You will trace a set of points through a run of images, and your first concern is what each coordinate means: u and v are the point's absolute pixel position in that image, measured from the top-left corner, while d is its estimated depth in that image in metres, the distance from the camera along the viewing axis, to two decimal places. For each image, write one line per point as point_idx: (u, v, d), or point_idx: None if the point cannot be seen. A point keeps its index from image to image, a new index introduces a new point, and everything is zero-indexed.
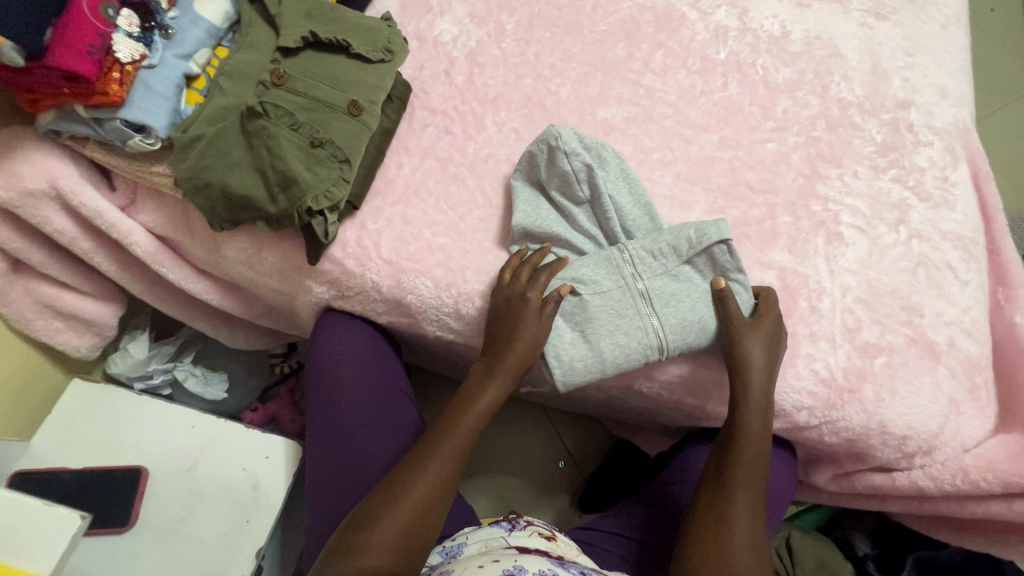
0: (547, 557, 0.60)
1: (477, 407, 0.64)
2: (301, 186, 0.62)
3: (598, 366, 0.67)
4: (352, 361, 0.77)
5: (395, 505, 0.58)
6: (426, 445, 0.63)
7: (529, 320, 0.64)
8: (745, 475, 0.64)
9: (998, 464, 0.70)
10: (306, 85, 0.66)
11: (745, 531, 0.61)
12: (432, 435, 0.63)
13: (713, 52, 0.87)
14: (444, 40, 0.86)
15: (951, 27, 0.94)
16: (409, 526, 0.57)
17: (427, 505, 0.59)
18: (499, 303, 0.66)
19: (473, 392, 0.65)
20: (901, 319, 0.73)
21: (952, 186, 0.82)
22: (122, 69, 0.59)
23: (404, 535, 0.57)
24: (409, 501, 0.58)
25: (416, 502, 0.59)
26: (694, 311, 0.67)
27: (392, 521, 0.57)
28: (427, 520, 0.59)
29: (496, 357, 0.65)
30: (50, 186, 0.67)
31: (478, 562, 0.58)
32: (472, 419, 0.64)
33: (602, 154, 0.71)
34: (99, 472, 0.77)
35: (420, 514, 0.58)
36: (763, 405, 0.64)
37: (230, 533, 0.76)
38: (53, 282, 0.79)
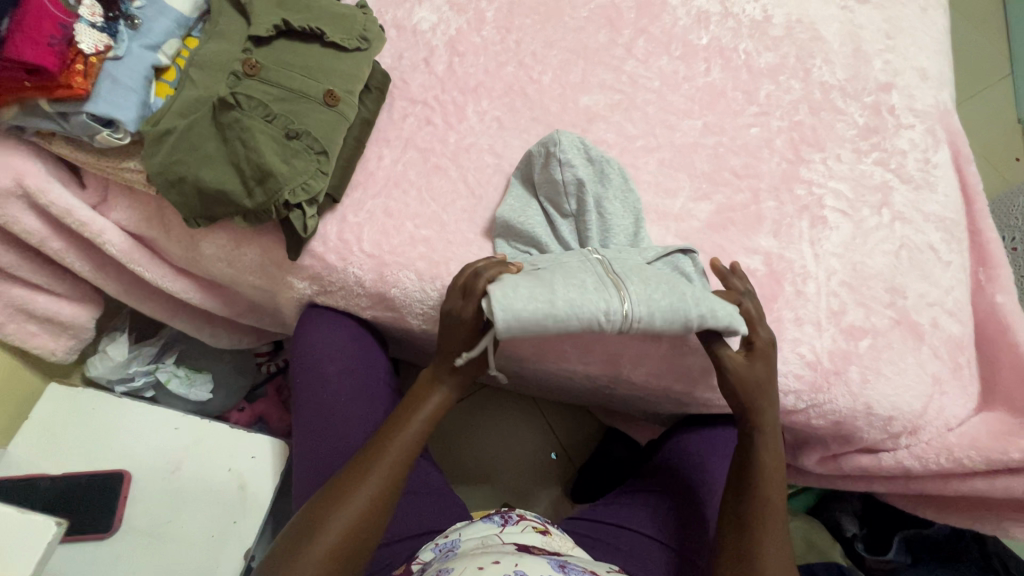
0: (548, 559, 0.58)
1: (431, 406, 0.65)
2: (277, 179, 0.60)
3: (545, 298, 0.58)
4: (331, 354, 0.75)
5: (346, 500, 0.58)
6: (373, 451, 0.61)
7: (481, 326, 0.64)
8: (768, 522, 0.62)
9: (981, 442, 0.70)
10: (280, 75, 0.64)
11: (777, 561, 0.60)
12: (375, 443, 0.62)
13: (695, 37, 0.87)
14: (423, 29, 0.84)
15: (930, 9, 0.94)
16: (353, 531, 0.57)
17: (371, 514, 0.58)
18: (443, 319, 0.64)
19: (426, 395, 0.66)
20: (885, 301, 0.74)
21: (933, 168, 0.83)
22: (85, 61, 0.56)
23: (351, 536, 0.57)
24: (357, 501, 0.58)
25: (366, 502, 0.58)
26: (659, 279, 0.63)
27: (331, 530, 0.56)
28: (368, 525, 0.58)
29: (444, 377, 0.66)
30: (17, 184, 0.64)
31: (477, 564, 0.56)
32: (417, 425, 0.64)
33: (604, 170, 0.70)
34: (79, 477, 0.75)
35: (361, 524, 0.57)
36: (772, 449, 0.66)
37: (216, 535, 0.74)
38: (25, 284, 0.76)
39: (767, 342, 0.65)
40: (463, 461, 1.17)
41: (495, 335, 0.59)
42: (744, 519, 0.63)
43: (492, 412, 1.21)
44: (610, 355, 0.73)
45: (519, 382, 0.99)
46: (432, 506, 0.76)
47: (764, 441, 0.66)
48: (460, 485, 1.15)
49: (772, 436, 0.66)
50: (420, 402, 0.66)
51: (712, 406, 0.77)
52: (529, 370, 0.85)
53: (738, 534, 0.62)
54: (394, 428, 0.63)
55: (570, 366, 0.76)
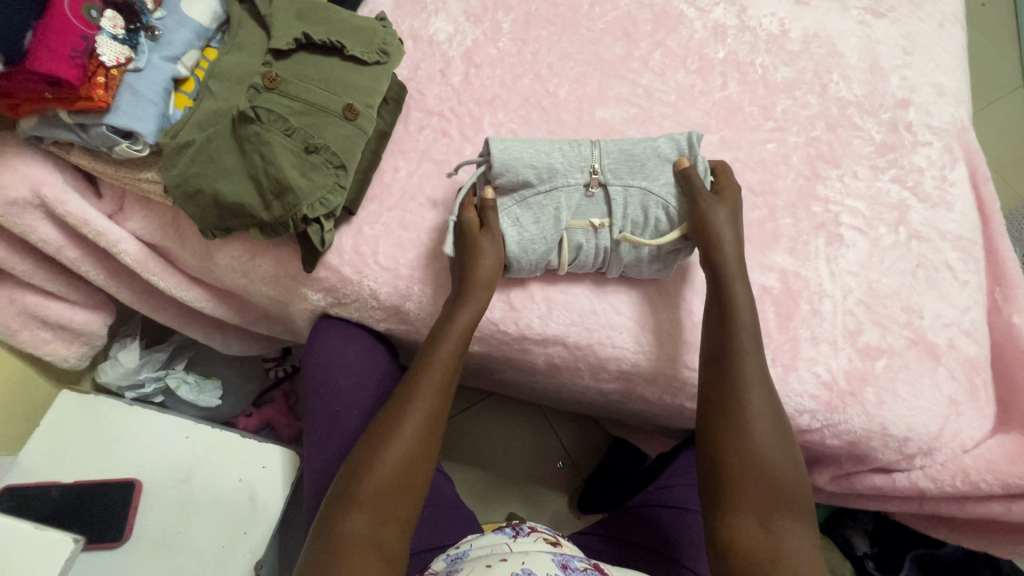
0: (553, 553, 0.61)
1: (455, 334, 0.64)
2: (296, 194, 0.60)
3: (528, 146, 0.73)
4: (334, 366, 0.75)
5: (391, 444, 0.59)
6: (400, 400, 0.62)
7: (482, 246, 0.66)
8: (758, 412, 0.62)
9: (997, 466, 0.70)
10: (300, 89, 0.64)
11: (771, 441, 0.61)
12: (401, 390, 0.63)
13: (712, 50, 0.86)
14: (440, 39, 0.84)
15: (948, 24, 0.93)
16: (403, 471, 0.59)
17: (410, 460, 0.60)
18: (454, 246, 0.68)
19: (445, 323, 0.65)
20: (901, 320, 0.74)
21: (950, 186, 0.82)
22: (106, 73, 0.56)
23: (402, 476, 0.59)
24: (400, 447, 0.59)
25: (409, 444, 0.60)
26: None
27: (375, 482, 0.57)
28: (416, 463, 0.60)
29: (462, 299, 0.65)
30: (34, 194, 0.64)
31: (486, 561, 0.59)
32: (441, 359, 0.63)
33: None
34: (90, 485, 0.75)
35: (403, 472, 0.59)
36: (751, 340, 0.64)
37: (226, 545, 0.74)
38: (39, 291, 0.76)
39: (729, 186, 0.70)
40: (469, 468, 1.16)
41: (489, 146, 0.68)
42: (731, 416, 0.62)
43: (501, 419, 1.20)
44: (623, 374, 0.73)
45: (529, 392, 0.99)
46: (443, 518, 0.76)
47: (742, 339, 0.63)
48: (466, 492, 1.15)
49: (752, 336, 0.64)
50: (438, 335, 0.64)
51: None
52: (540, 382, 0.84)
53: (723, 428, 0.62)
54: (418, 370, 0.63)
55: (582, 382, 0.77)
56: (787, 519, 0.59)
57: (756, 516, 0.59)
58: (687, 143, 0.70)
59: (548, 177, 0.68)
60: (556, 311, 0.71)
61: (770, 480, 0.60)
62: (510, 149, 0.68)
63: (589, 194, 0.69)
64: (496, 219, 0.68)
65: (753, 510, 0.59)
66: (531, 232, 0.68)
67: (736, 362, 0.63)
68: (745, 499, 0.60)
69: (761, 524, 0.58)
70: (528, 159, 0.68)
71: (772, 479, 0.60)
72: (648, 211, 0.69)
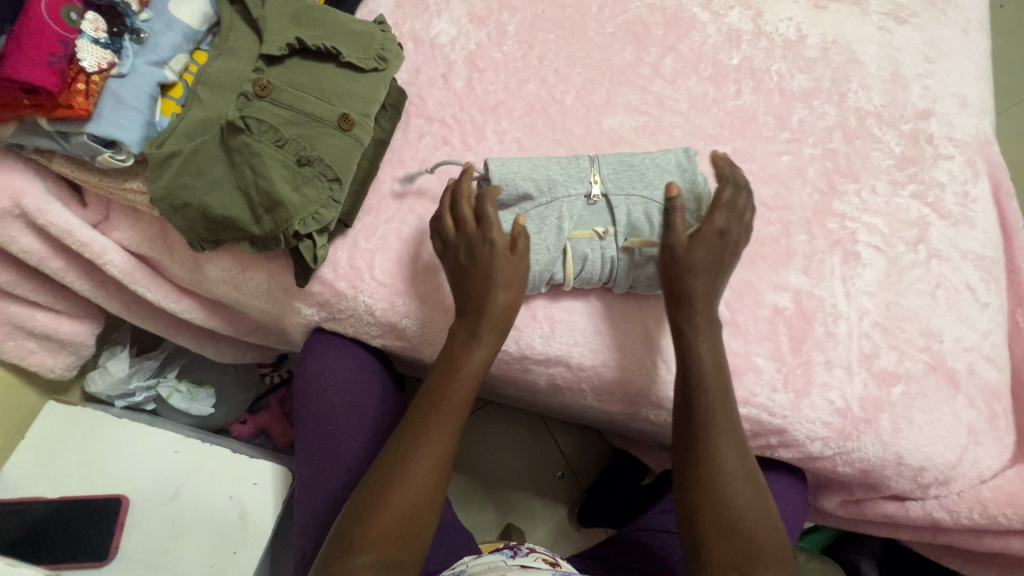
0: (553, 570, 0.60)
1: (469, 365, 0.60)
2: (287, 208, 0.57)
3: None
4: (332, 390, 0.72)
5: (398, 481, 0.56)
6: (411, 432, 0.58)
7: (503, 280, 0.60)
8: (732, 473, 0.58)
9: (1016, 498, 0.67)
10: (293, 97, 0.61)
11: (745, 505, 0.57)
12: (413, 421, 0.59)
13: (726, 56, 0.83)
14: (442, 42, 0.80)
15: (972, 30, 0.89)
16: (410, 510, 0.55)
17: (423, 496, 0.56)
18: (465, 260, 0.61)
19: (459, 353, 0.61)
20: (919, 344, 0.70)
21: (972, 203, 0.79)
22: (87, 79, 0.53)
23: (408, 515, 0.55)
24: (407, 484, 0.56)
25: (418, 481, 0.56)
26: None
27: (387, 518, 0.54)
28: (425, 502, 0.56)
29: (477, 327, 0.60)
30: (15, 204, 0.61)
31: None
32: (457, 389, 0.60)
33: None
34: (76, 502, 0.72)
35: (415, 509, 0.55)
36: (722, 399, 0.60)
37: (215, 565, 0.72)
38: (23, 301, 0.73)
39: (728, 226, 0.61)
40: (469, 478, 1.14)
41: (486, 163, 0.67)
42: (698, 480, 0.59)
43: (500, 427, 1.18)
44: (629, 396, 0.70)
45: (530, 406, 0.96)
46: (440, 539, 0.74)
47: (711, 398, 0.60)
48: (465, 502, 1.13)
49: (722, 395, 0.61)
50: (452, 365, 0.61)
51: None
52: (541, 399, 0.82)
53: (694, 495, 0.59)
54: (433, 401, 0.59)
55: (585, 402, 0.74)
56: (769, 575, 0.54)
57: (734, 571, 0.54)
58: (686, 159, 0.68)
59: (547, 189, 0.66)
60: (559, 330, 0.68)
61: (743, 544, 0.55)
62: (507, 165, 0.66)
63: (590, 204, 0.66)
64: (527, 248, 0.60)
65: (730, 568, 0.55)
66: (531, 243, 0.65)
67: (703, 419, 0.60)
68: (719, 555, 0.56)
69: None
70: (525, 174, 0.66)
71: (746, 533, 0.56)
72: (650, 219, 0.65)
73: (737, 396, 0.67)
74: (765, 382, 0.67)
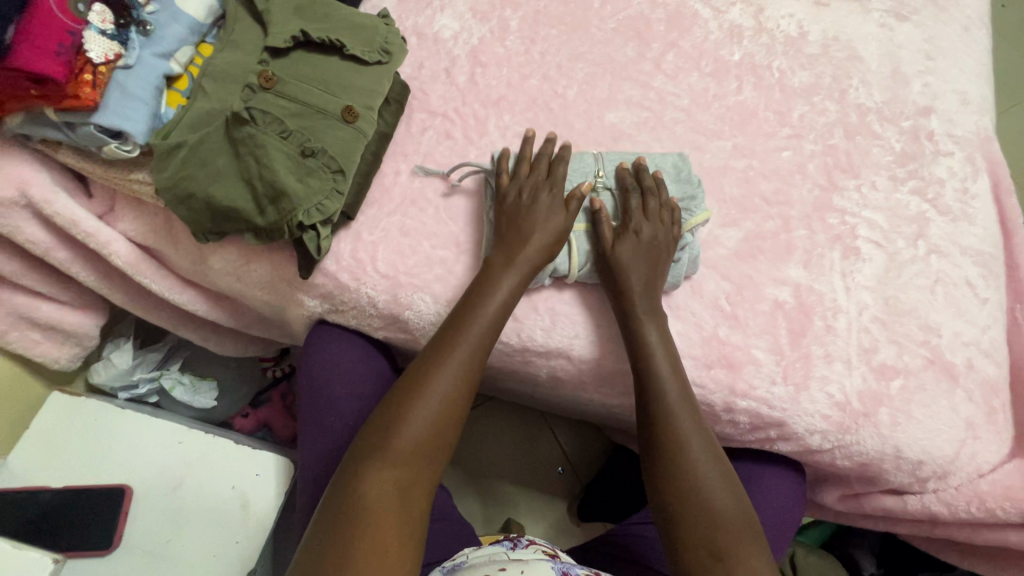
0: (552, 562, 0.61)
1: (500, 288, 0.62)
2: (292, 199, 0.57)
3: None
4: (341, 377, 0.73)
5: (422, 396, 0.56)
6: (422, 367, 0.58)
7: (541, 224, 0.65)
8: (697, 454, 0.60)
9: (1014, 492, 0.68)
10: (298, 89, 0.61)
11: (714, 483, 0.59)
12: (426, 357, 0.59)
13: (727, 53, 0.83)
14: (445, 37, 0.81)
15: (973, 28, 0.90)
16: (431, 428, 0.55)
17: (435, 429, 0.55)
18: (514, 203, 0.66)
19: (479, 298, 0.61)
20: (918, 339, 0.71)
21: (972, 199, 0.79)
22: (94, 70, 0.54)
23: (431, 433, 0.55)
24: (432, 400, 0.56)
25: (442, 397, 0.56)
26: None
27: (398, 447, 0.53)
28: (446, 420, 0.56)
29: (494, 282, 0.62)
30: (21, 194, 0.62)
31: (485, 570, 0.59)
32: (474, 330, 0.60)
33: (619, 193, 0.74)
34: (80, 491, 0.73)
35: (427, 441, 0.55)
36: (678, 384, 0.62)
37: (218, 554, 0.72)
38: (28, 292, 0.74)
39: (651, 230, 0.67)
40: (470, 474, 1.14)
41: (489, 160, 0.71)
42: (665, 462, 0.61)
43: (500, 422, 1.18)
44: (630, 388, 0.71)
45: (532, 400, 0.96)
46: (441, 529, 0.74)
47: (668, 383, 0.62)
48: (465, 498, 1.13)
49: (678, 378, 0.63)
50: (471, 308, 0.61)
51: (731, 441, 0.74)
52: (542, 393, 0.82)
53: (660, 479, 0.60)
54: (447, 339, 0.59)
55: (586, 395, 0.74)
56: (745, 549, 0.55)
57: (706, 552, 0.55)
58: (682, 163, 0.74)
59: None
60: (560, 323, 0.68)
61: (713, 524, 0.56)
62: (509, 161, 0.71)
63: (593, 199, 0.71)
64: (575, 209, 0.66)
65: (704, 546, 0.56)
66: None
67: (661, 403, 0.62)
68: (693, 533, 0.56)
69: (714, 558, 0.54)
70: None
71: (714, 515, 0.57)
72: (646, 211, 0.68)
73: (737, 389, 0.67)
74: (764, 375, 0.68)
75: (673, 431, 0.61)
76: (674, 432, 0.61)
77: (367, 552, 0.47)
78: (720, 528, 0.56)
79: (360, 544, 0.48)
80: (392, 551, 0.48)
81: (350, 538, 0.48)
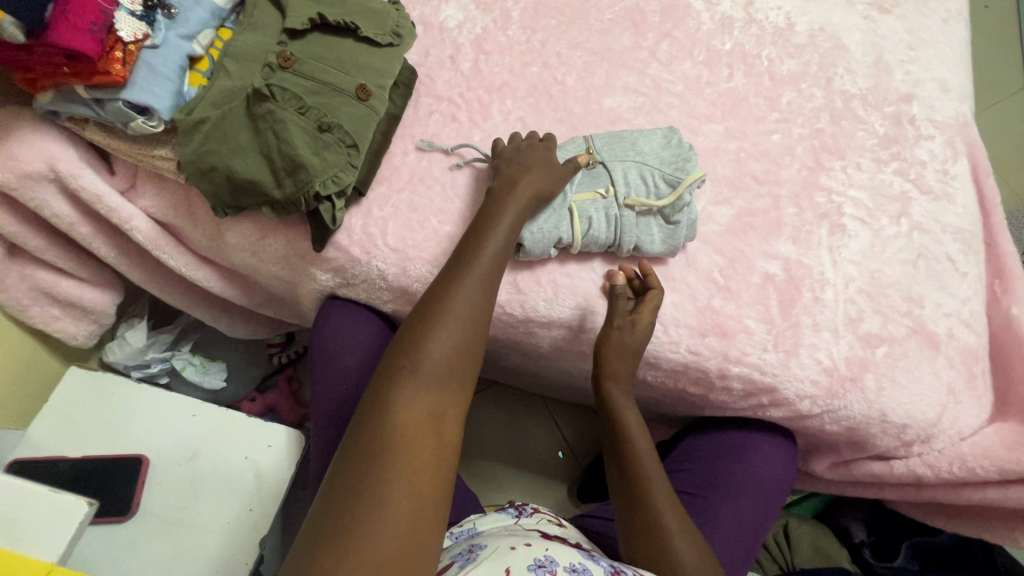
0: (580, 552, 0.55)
1: (505, 223, 0.64)
2: (309, 170, 0.61)
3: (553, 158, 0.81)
4: (352, 349, 0.75)
5: (444, 319, 0.57)
6: (441, 291, 0.59)
7: (533, 164, 0.69)
8: (644, 467, 0.67)
9: (994, 452, 0.71)
10: (314, 68, 0.65)
11: (660, 494, 0.65)
12: (444, 284, 0.59)
13: (719, 42, 0.87)
14: (450, 26, 0.84)
15: (952, 21, 0.94)
16: (455, 348, 0.56)
17: (459, 351, 0.56)
18: (510, 148, 0.72)
19: (487, 231, 0.63)
20: (902, 309, 0.75)
21: (952, 179, 0.83)
22: (124, 49, 0.57)
23: (455, 353, 0.56)
24: (455, 320, 0.57)
25: (464, 318, 0.57)
26: None
27: (426, 366, 0.54)
28: (468, 341, 0.57)
29: (498, 217, 0.64)
30: (49, 168, 0.65)
31: (509, 543, 0.54)
32: (486, 259, 0.61)
33: None
34: (98, 460, 0.76)
35: (452, 362, 0.55)
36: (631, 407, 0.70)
37: (232, 521, 0.75)
38: (50, 268, 0.76)
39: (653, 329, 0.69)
40: (473, 458, 1.17)
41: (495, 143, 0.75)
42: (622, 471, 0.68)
43: (501, 408, 1.21)
44: None
45: (533, 381, 1.00)
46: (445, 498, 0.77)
47: (624, 405, 0.69)
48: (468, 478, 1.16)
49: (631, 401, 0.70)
50: (480, 240, 0.63)
51: (726, 409, 0.77)
52: (543, 366, 0.85)
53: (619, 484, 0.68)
54: (463, 268, 0.60)
55: (586, 365, 0.78)
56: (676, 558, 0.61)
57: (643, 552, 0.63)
58: (672, 134, 0.76)
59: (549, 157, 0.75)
60: (562, 297, 0.72)
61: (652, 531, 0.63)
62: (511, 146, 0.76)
63: (590, 170, 0.74)
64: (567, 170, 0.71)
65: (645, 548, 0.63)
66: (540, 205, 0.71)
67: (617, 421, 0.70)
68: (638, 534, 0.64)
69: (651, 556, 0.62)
70: None
71: (652, 513, 0.64)
72: (645, 181, 0.72)
73: (730, 355, 0.71)
74: (756, 343, 0.71)
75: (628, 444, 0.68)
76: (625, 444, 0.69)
77: (404, 474, 0.48)
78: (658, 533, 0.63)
79: (395, 461, 0.49)
80: (427, 465, 0.50)
81: (386, 460, 0.49)
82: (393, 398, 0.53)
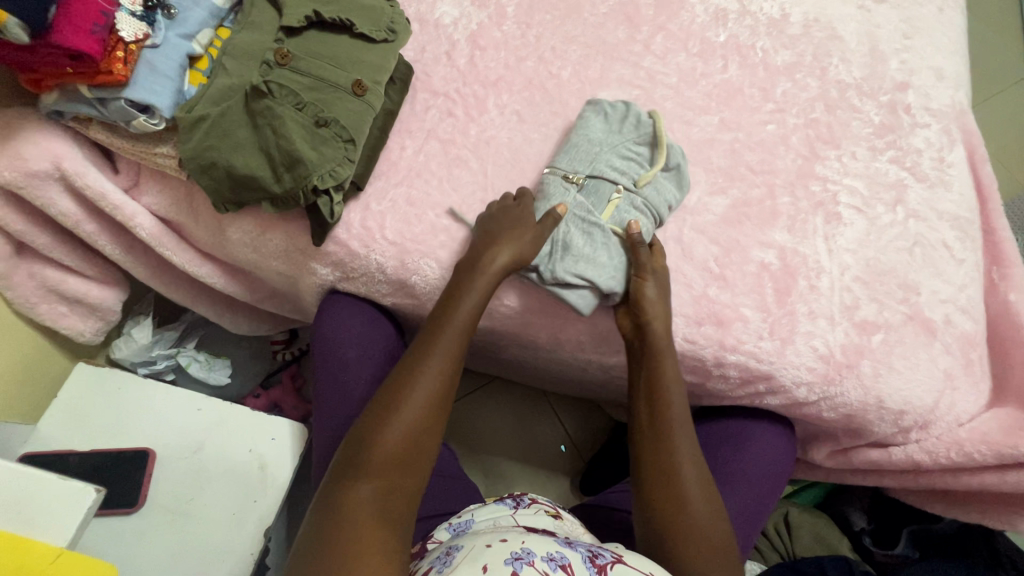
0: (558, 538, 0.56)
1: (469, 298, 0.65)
2: (306, 164, 0.62)
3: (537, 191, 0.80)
4: (354, 342, 0.77)
5: (399, 408, 0.58)
6: (401, 377, 0.61)
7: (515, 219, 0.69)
8: (681, 433, 0.66)
9: (991, 437, 0.71)
10: (311, 65, 0.66)
11: (692, 465, 0.64)
12: (403, 369, 0.61)
13: (713, 34, 0.88)
14: (445, 23, 0.85)
15: (948, 10, 0.94)
16: (410, 436, 0.58)
17: (413, 438, 0.58)
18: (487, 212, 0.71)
19: (452, 306, 0.65)
20: (899, 297, 0.75)
21: (948, 167, 0.83)
22: (125, 48, 0.58)
23: (409, 442, 0.57)
24: (411, 408, 0.59)
25: (419, 405, 0.59)
26: None
27: (380, 457, 0.56)
28: (423, 428, 0.59)
29: (463, 287, 0.66)
30: (55, 167, 0.66)
31: (486, 541, 0.54)
32: (447, 340, 0.63)
33: None
34: (106, 454, 0.77)
35: (406, 449, 0.57)
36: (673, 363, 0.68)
37: (236, 512, 0.76)
38: (57, 266, 0.78)
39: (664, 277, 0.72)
40: (477, 453, 1.18)
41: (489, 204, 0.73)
42: (655, 437, 0.66)
43: (504, 402, 1.22)
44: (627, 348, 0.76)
45: (535, 375, 1.01)
46: (442, 489, 0.78)
47: (667, 363, 0.68)
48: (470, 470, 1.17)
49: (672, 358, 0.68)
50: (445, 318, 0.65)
51: (724, 398, 0.78)
52: (541, 359, 0.86)
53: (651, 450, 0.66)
54: (423, 353, 0.62)
55: (584, 356, 0.79)
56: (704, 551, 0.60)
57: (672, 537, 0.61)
58: (598, 106, 0.78)
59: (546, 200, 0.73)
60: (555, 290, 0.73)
61: (682, 514, 0.62)
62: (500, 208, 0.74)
63: (587, 189, 0.74)
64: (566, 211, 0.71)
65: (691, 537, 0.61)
66: (577, 241, 0.71)
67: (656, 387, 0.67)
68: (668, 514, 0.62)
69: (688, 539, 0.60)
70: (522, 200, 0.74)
71: (681, 494, 0.63)
72: (627, 158, 0.76)
73: (726, 343, 0.71)
74: (752, 330, 0.72)
75: (665, 407, 0.67)
76: (667, 403, 0.67)
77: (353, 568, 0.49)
78: (686, 515, 0.61)
79: (348, 556, 0.50)
80: (375, 555, 0.50)
81: (336, 556, 0.50)
82: (347, 493, 0.55)
